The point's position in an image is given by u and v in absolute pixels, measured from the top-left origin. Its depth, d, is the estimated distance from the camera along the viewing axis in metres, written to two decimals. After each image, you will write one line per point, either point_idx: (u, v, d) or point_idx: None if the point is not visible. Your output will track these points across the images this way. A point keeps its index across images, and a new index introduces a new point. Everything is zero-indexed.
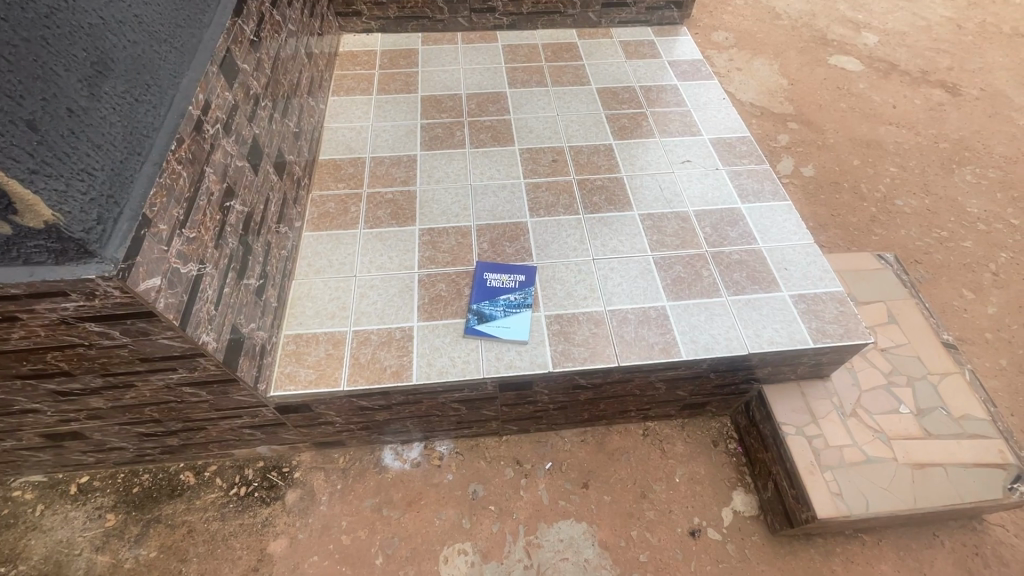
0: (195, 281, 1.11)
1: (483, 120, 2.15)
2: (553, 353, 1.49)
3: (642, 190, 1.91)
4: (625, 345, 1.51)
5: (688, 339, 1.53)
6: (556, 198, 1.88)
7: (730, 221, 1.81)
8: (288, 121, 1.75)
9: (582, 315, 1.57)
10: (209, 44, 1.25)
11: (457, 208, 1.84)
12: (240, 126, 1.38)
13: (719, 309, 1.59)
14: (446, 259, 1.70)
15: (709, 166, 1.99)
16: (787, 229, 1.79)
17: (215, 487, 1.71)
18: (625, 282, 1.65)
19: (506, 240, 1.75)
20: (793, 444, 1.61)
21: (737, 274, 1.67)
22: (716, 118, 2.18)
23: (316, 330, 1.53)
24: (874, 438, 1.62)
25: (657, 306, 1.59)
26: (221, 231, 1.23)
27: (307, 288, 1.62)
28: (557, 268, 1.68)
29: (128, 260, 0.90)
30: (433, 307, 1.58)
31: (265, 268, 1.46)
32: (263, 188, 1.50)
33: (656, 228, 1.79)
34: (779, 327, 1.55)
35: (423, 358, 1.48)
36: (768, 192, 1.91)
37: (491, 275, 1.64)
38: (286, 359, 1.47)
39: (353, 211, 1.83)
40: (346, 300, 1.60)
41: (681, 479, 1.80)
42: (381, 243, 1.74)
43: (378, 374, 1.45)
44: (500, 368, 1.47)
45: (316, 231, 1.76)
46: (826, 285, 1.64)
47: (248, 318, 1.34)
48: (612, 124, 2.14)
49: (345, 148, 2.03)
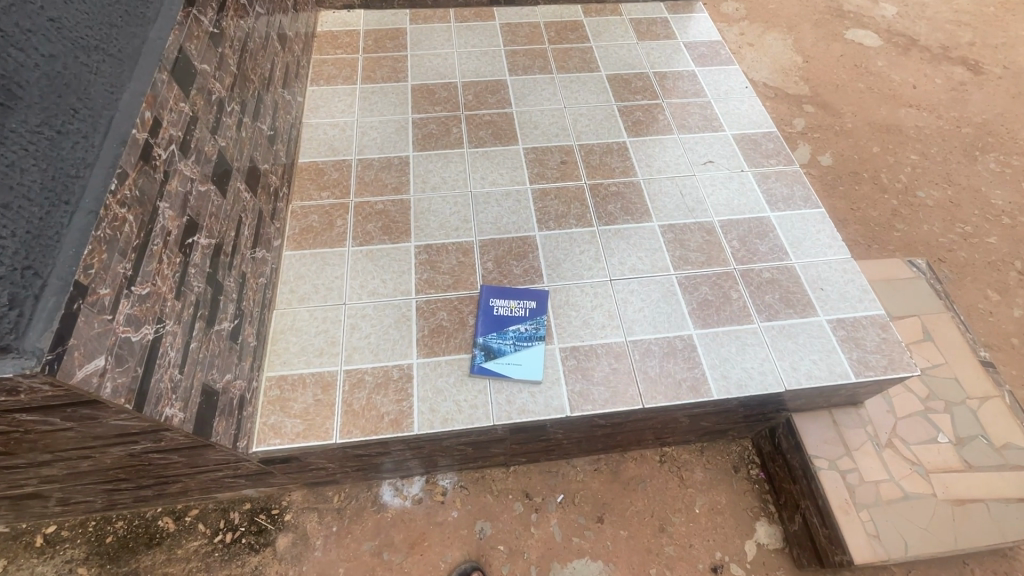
0: (152, 347, 0.92)
1: (482, 113, 1.92)
2: (570, 395, 1.34)
3: (662, 196, 1.72)
4: (650, 383, 1.36)
5: (718, 375, 1.38)
6: (566, 207, 1.68)
7: (760, 233, 1.64)
8: (262, 122, 1.52)
9: (601, 348, 1.41)
10: (156, 44, 1.01)
11: (457, 220, 1.64)
12: (202, 142, 1.16)
13: (751, 339, 1.44)
14: (446, 283, 1.51)
15: (734, 168, 1.80)
16: (821, 242, 1.63)
17: (197, 535, 1.56)
18: (646, 307, 1.48)
19: (512, 258, 1.57)
20: (826, 480, 1.50)
21: (769, 295, 1.51)
22: (739, 110, 1.97)
23: (302, 370, 1.35)
24: (911, 472, 1.51)
25: (684, 335, 1.44)
26: (183, 276, 1.04)
27: (290, 320, 1.43)
28: (571, 291, 1.50)
29: (57, 348, 0.71)
30: (433, 341, 1.41)
31: (241, 305, 1.27)
32: (234, 211, 1.29)
33: (679, 241, 1.62)
34: (818, 359, 1.41)
35: (424, 403, 1.31)
36: (799, 198, 1.73)
37: (498, 302, 1.46)
38: (269, 407, 1.29)
39: (339, 225, 1.62)
40: (335, 333, 1.41)
41: (702, 510, 1.69)
42: (372, 263, 1.54)
43: (374, 423, 1.29)
44: (512, 414, 1.31)
45: (298, 249, 1.56)
46: (866, 308, 1.49)
47: (222, 370, 1.16)
48: (625, 118, 1.93)
49: (328, 148, 1.81)
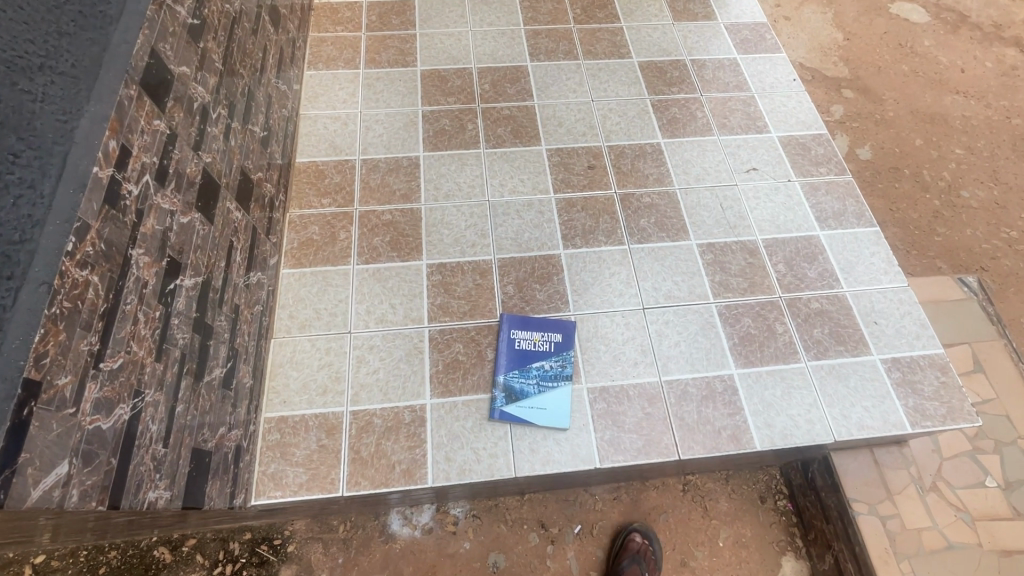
0: (129, 428, 0.78)
1: (500, 107, 1.72)
2: (599, 444, 1.22)
3: (700, 209, 1.56)
4: (687, 432, 1.24)
5: (762, 424, 1.25)
6: (594, 220, 1.52)
7: (808, 255, 1.49)
8: (254, 123, 1.33)
9: (633, 389, 1.28)
10: (121, 52, 0.83)
11: (473, 235, 1.48)
12: (183, 163, 0.98)
13: (799, 381, 1.30)
14: (462, 309, 1.37)
15: (780, 177, 1.63)
16: (874, 267, 1.48)
17: (196, 566, 1.47)
18: (683, 341, 1.35)
19: (535, 280, 1.41)
20: (865, 526, 1.41)
21: (818, 330, 1.37)
22: (786, 108, 1.77)
23: (304, 412, 1.23)
24: (956, 519, 1.41)
25: (724, 375, 1.30)
26: (165, 331, 0.89)
27: (291, 352, 1.29)
28: (600, 321, 1.36)
29: (5, 472, 0.58)
30: (449, 377, 1.28)
31: (235, 345, 1.13)
32: (224, 236, 1.12)
33: (719, 264, 1.46)
34: (871, 406, 1.28)
35: (439, 451, 1.20)
36: (852, 213, 1.57)
37: (520, 334, 1.32)
38: (268, 454, 1.17)
39: (343, 238, 1.46)
40: (340, 367, 1.28)
41: (726, 543, 1.61)
42: (380, 284, 1.39)
43: (385, 474, 1.17)
44: (535, 465, 1.19)
45: (297, 267, 1.40)
46: (924, 346, 1.36)
47: (214, 426, 1.02)
48: (660, 115, 1.73)
49: (329, 146, 1.62)
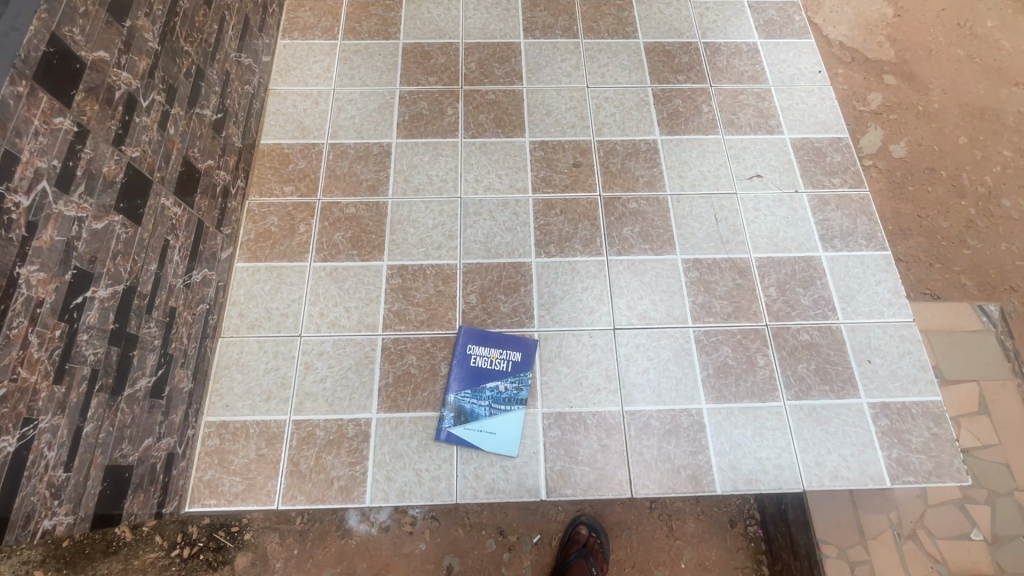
0: (16, 459, 0.74)
1: (486, 90, 1.58)
2: (548, 475, 1.15)
3: (691, 218, 1.42)
4: (643, 468, 1.16)
5: (726, 465, 1.17)
6: (573, 226, 1.40)
7: (804, 278, 1.35)
8: (205, 106, 1.23)
9: (592, 418, 1.20)
10: (9, 41, 0.75)
11: (439, 236, 1.38)
12: (98, 162, 0.90)
13: (773, 421, 1.20)
14: (419, 318, 1.29)
15: (785, 187, 1.47)
16: (878, 297, 1.34)
17: (155, 546, 1.50)
18: (652, 368, 1.25)
19: (500, 290, 1.32)
20: (831, 569, 1.34)
21: (803, 365, 1.26)
22: (804, 105, 1.58)
23: (246, 418, 1.19)
24: (931, 571, 1.33)
25: (692, 410, 1.21)
26: (69, 349, 0.83)
27: (237, 353, 1.25)
28: (566, 341, 1.27)
29: None
30: (398, 392, 1.22)
31: (168, 350, 1.08)
32: (157, 236, 1.06)
33: (703, 284, 1.34)
34: (849, 455, 1.18)
35: (379, 470, 1.15)
36: (862, 233, 1.41)
37: (477, 349, 1.25)
38: (205, 460, 1.15)
39: (302, 231, 1.38)
40: (286, 373, 1.23)
41: (688, 565, 1.55)
42: (336, 285, 1.32)
43: (322, 489, 1.14)
44: (478, 491, 1.14)
45: (252, 261, 1.34)
46: (920, 393, 1.23)
47: (137, 439, 0.99)
48: (660, 107, 1.56)
49: (296, 127, 1.51)
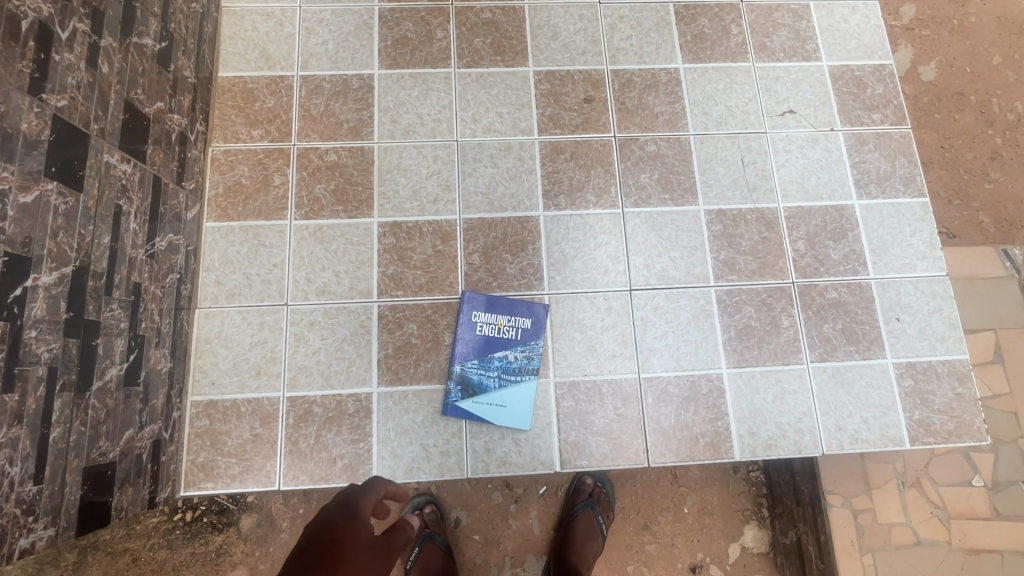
0: None
1: (481, 7, 1.33)
2: (562, 446, 1.10)
3: (716, 162, 1.27)
4: (661, 437, 1.12)
5: (745, 431, 1.13)
6: (584, 173, 1.25)
7: (835, 230, 1.25)
8: (144, 33, 1.01)
9: (607, 386, 1.14)
10: None
11: (435, 188, 1.22)
12: (12, 118, 0.72)
13: (796, 385, 1.15)
14: (417, 282, 1.17)
15: (820, 124, 1.31)
16: (912, 249, 1.24)
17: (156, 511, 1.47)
18: (671, 332, 1.17)
19: (505, 249, 1.19)
20: (834, 516, 1.36)
21: (830, 324, 1.19)
22: (846, 26, 1.38)
23: (235, 396, 1.10)
24: (931, 517, 1.36)
25: (712, 375, 1.15)
26: (14, 351, 0.71)
27: (218, 325, 1.13)
28: (579, 304, 1.17)
29: None
30: (399, 363, 1.13)
31: (139, 332, 0.96)
32: (106, 202, 0.89)
33: (727, 238, 1.23)
34: (871, 418, 1.14)
35: (384, 447, 1.09)
36: (900, 178, 1.29)
37: (482, 317, 1.15)
38: (196, 442, 1.07)
39: (278, 184, 1.21)
40: (275, 346, 1.13)
41: (691, 509, 1.57)
42: (322, 246, 1.18)
43: (325, 468, 1.08)
44: (489, 465, 1.09)
45: (224, 220, 1.18)
46: (947, 350, 1.18)
47: (116, 433, 0.90)
48: (683, 29, 1.35)
49: (260, 56, 1.28)
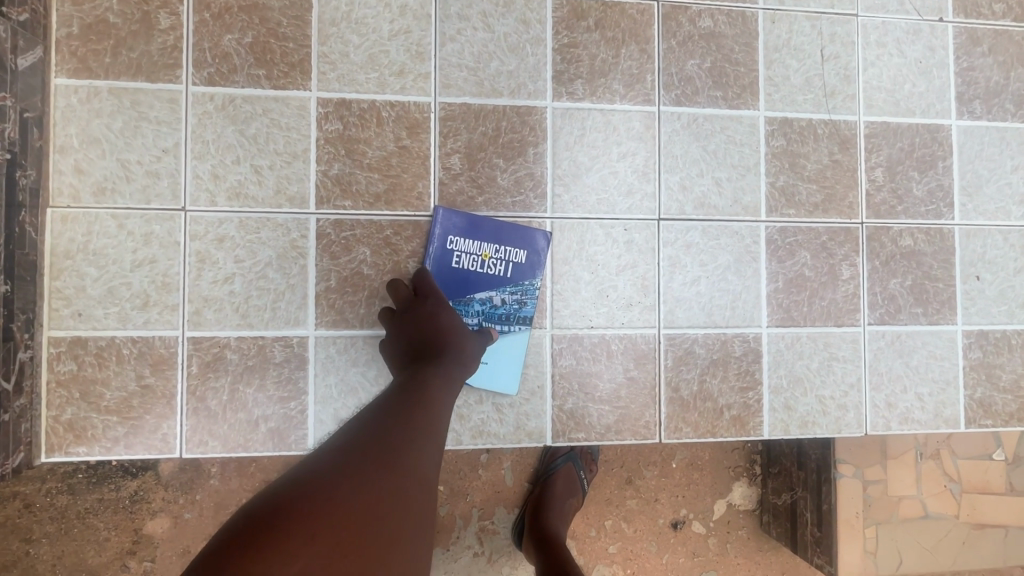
0: None
1: None
2: (555, 415, 0.87)
3: (786, 52, 0.93)
4: (677, 408, 0.90)
5: (779, 405, 0.92)
6: (612, 51, 0.89)
7: (924, 156, 0.96)
8: None
9: (617, 343, 0.88)
10: None
11: (402, 55, 0.85)
12: None
13: (846, 352, 0.93)
14: (372, 190, 0.84)
15: (927, 10, 0.97)
16: (1009, 190, 0.98)
17: None
18: (704, 278, 0.90)
19: (497, 151, 0.87)
20: (843, 488, 1.20)
21: (898, 279, 0.94)
22: None
23: (114, 334, 0.80)
24: (944, 490, 1.24)
25: (748, 335, 0.91)
26: None
27: (83, 234, 0.79)
28: (590, 234, 0.88)
29: None
30: (345, 300, 0.84)
31: None
32: None
33: (789, 158, 0.93)
34: (927, 395, 0.95)
35: (324, 408, 0.83)
36: (1012, 95, 0.99)
37: (461, 244, 0.85)
38: (60, 394, 0.79)
39: (164, 28, 0.81)
40: (169, 268, 0.81)
41: (679, 464, 1.34)
42: (235, 128, 0.82)
43: (242, 433, 0.82)
44: (461, 435, 0.86)
45: (83, 77, 0.80)
46: None
47: None
48: None
49: None
